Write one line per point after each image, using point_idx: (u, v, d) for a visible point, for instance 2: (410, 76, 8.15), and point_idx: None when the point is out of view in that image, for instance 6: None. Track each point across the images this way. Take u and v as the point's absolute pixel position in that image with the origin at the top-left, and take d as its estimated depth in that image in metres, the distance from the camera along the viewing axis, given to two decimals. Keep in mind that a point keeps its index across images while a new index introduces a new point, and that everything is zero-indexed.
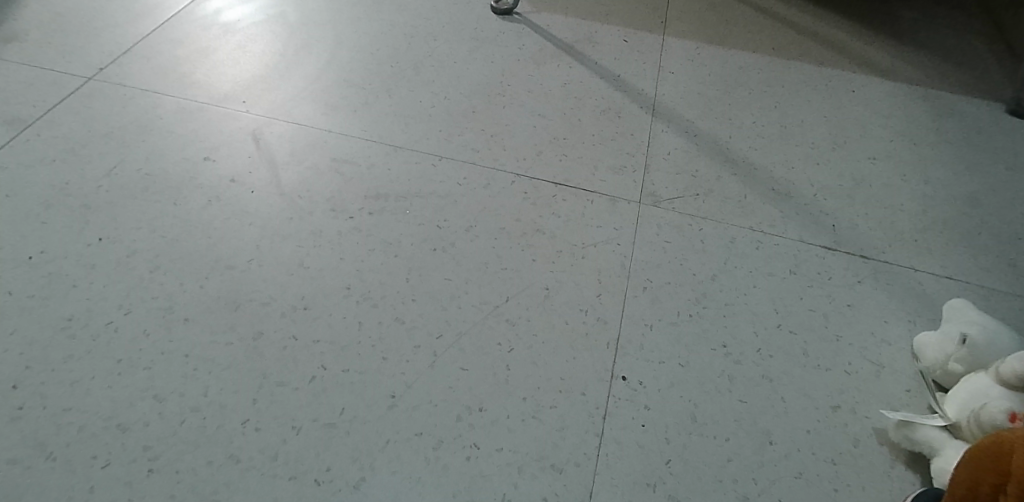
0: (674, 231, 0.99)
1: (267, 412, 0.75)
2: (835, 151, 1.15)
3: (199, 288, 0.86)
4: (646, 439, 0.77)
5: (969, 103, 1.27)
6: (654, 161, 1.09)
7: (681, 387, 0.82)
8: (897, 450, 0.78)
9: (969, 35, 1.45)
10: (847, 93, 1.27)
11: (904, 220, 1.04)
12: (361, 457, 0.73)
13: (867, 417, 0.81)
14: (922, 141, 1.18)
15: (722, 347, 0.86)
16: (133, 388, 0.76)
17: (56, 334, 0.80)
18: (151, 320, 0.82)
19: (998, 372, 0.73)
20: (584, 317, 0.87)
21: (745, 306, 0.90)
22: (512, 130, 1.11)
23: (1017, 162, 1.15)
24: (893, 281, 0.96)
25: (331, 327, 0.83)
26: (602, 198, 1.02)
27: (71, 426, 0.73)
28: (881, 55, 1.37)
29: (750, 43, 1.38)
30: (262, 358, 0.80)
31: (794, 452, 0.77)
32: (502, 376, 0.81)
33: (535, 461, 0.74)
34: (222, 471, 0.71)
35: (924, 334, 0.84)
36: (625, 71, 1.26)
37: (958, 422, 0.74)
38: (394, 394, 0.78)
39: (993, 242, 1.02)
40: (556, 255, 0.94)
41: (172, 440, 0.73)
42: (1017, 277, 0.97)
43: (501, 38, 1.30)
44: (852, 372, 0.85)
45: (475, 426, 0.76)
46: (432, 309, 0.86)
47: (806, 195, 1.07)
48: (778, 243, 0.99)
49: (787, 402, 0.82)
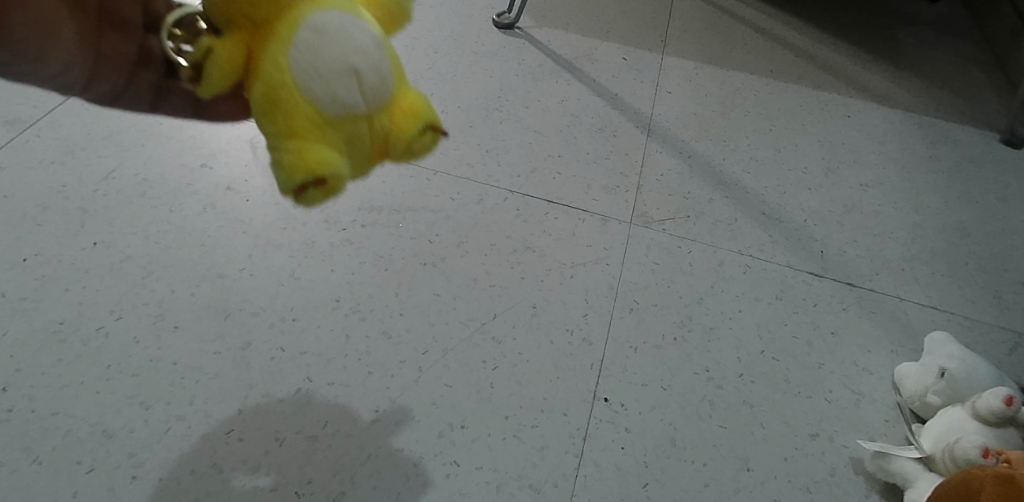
0: (663, 252, 1.00)
1: (252, 423, 0.77)
2: (826, 177, 1.16)
3: (190, 295, 0.87)
4: (625, 461, 0.78)
5: (963, 131, 1.28)
6: (647, 181, 1.10)
7: (662, 411, 0.83)
8: (871, 479, 0.80)
9: (968, 62, 1.46)
10: (842, 118, 1.28)
11: (892, 249, 1.06)
12: (342, 471, 0.75)
13: (845, 446, 0.83)
14: (915, 168, 1.20)
15: (704, 371, 0.87)
16: (120, 394, 0.77)
17: (47, 338, 0.81)
18: (142, 326, 0.83)
19: (975, 407, 0.75)
20: (569, 336, 0.88)
21: (730, 330, 0.92)
22: (507, 147, 1.12)
23: (1008, 193, 1.17)
24: (877, 310, 0.97)
25: (319, 339, 0.84)
26: (593, 217, 1.03)
27: (58, 430, 0.74)
28: (878, 81, 1.38)
29: (749, 64, 1.39)
30: (249, 368, 0.81)
31: (770, 479, 0.79)
32: (485, 394, 0.82)
33: (514, 480, 0.76)
34: (205, 480, 0.72)
35: (904, 366, 0.86)
36: (622, 90, 1.27)
37: (933, 455, 0.76)
38: (378, 408, 0.79)
39: (979, 272, 1.04)
40: (545, 273, 0.95)
41: (158, 448, 0.74)
42: (1000, 309, 0.99)
43: (501, 53, 1.31)
44: (832, 401, 0.86)
45: (456, 443, 0.78)
46: (420, 324, 0.87)
47: (796, 221, 1.08)
48: (766, 268, 1.00)
49: (766, 428, 0.83)
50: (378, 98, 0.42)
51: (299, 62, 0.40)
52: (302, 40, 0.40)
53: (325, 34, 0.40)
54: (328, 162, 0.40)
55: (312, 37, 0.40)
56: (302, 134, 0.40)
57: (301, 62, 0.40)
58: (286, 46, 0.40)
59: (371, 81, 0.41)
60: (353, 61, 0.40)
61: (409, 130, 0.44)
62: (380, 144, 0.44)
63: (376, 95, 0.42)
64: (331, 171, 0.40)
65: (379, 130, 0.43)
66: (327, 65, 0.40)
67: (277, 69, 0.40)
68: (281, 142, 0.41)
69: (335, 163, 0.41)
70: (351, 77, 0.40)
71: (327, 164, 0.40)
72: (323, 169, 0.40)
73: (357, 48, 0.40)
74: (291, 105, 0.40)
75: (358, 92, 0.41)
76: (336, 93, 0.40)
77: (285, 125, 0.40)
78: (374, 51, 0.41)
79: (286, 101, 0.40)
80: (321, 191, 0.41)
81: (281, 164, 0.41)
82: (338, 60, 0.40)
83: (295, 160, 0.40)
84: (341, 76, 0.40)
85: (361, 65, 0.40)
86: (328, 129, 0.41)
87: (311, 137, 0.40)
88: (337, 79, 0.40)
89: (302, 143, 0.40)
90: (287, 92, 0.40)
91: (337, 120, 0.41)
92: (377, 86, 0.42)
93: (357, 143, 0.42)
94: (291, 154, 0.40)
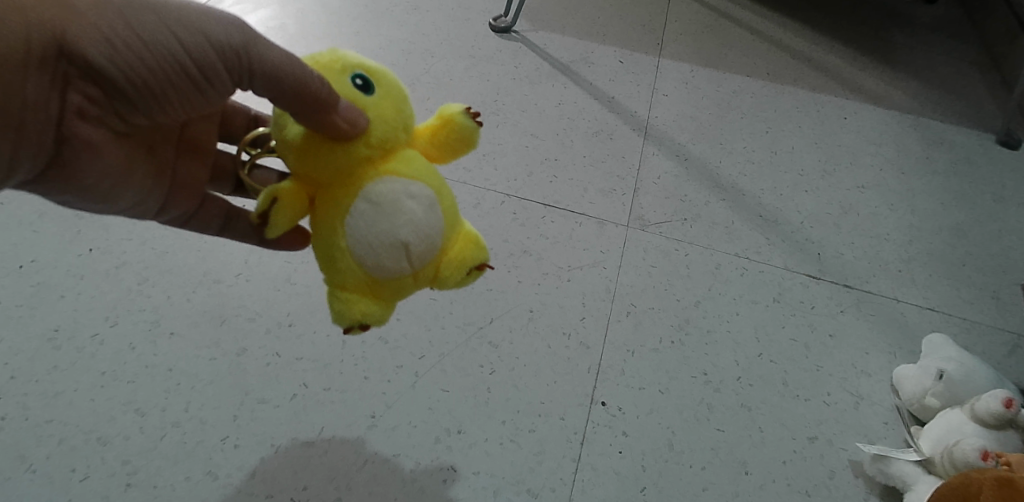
0: (660, 255, 0.99)
1: (247, 429, 0.77)
2: (823, 179, 1.16)
3: (186, 301, 0.86)
4: (623, 466, 0.78)
5: (959, 132, 1.28)
6: (643, 185, 1.10)
7: (660, 414, 0.83)
8: (870, 482, 0.80)
9: (964, 64, 1.46)
10: (839, 120, 1.28)
11: (890, 250, 1.05)
12: (338, 477, 0.74)
13: (844, 449, 0.82)
14: (911, 170, 1.19)
15: (702, 374, 0.87)
16: (115, 402, 0.77)
17: (41, 345, 0.80)
18: (138, 333, 0.83)
19: (974, 410, 0.75)
20: (567, 340, 0.88)
21: (728, 334, 0.91)
22: (504, 151, 1.12)
23: (1004, 194, 1.17)
24: (875, 312, 0.96)
25: (315, 344, 0.84)
26: (590, 220, 1.03)
27: (52, 438, 0.74)
28: (875, 83, 1.38)
29: (745, 67, 1.39)
30: (244, 374, 0.81)
31: (768, 483, 0.79)
32: (482, 399, 0.82)
33: (511, 485, 0.76)
34: (200, 487, 0.72)
35: (903, 368, 0.86)
36: (619, 93, 1.27)
37: (932, 457, 0.76)
38: (375, 414, 0.79)
39: (976, 273, 1.04)
40: (541, 277, 0.94)
41: (153, 455, 0.74)
42: (998, 309, 0.99)
43: (498, 57, 1.31)
44: (831, 404, 0.86)
45: (453, 449, 0.78)
46: (416, 329, 0.87)
47: (793, 223, 1.07)
48: (763, 270, 1.00)
49: (765, 431, 0.83)
50: (423, 259, 0.47)
51: (351, 231, 0.46)
52: (354, 211, 0.45)
53: (376, 208, 0.45)
54: (372, 315, 0.47)
55: (367, 209, 0.45)
56: (350, 289, 0.47)
57: (353, 232, 0.45)
58: (344, 212, 0.46)
59: (418, 249, 0.46)
60: (398, 235, 0.45)
61: (453, 279, 0.49)
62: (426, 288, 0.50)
63: (421, 259, 0.46)
64: (374, 321, 0.48)
65: (424, 280, 0.48)
66: (378, 238, 0.45)
67: (332, 233, 0.46)
68: (334, 291, 0.48)
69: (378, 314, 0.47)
70: (399, 249, 0.45)
71: (371, 316, 0.47)
72: (367, 318, 0.47)
73: (406, 222, 0.45)
74: (343, 265, 0.46)
75: (402, 260, 0.46)
76: (381, 262, 0.46)
77: (338, 280, 0.47)
78: (422, 219, 0.46)
79: (339, 262, 0.46)
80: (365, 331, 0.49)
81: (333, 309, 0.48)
82: (387, 234, 0.45)
83: (343, 310, 0.47)
84: (390, 248, 0.45)
85: (407, 238, 0.45)
86: (375, 287, 0.47)
87: (360, 292, 0.47)
88: (383, 250, 0.45)
89: (351, 297, 0.47)
90: (339, 254, 0.46)
91: (382, 280, 0.47)
92: (424, 252, 0.46)
93: (402, 293, 0.48)
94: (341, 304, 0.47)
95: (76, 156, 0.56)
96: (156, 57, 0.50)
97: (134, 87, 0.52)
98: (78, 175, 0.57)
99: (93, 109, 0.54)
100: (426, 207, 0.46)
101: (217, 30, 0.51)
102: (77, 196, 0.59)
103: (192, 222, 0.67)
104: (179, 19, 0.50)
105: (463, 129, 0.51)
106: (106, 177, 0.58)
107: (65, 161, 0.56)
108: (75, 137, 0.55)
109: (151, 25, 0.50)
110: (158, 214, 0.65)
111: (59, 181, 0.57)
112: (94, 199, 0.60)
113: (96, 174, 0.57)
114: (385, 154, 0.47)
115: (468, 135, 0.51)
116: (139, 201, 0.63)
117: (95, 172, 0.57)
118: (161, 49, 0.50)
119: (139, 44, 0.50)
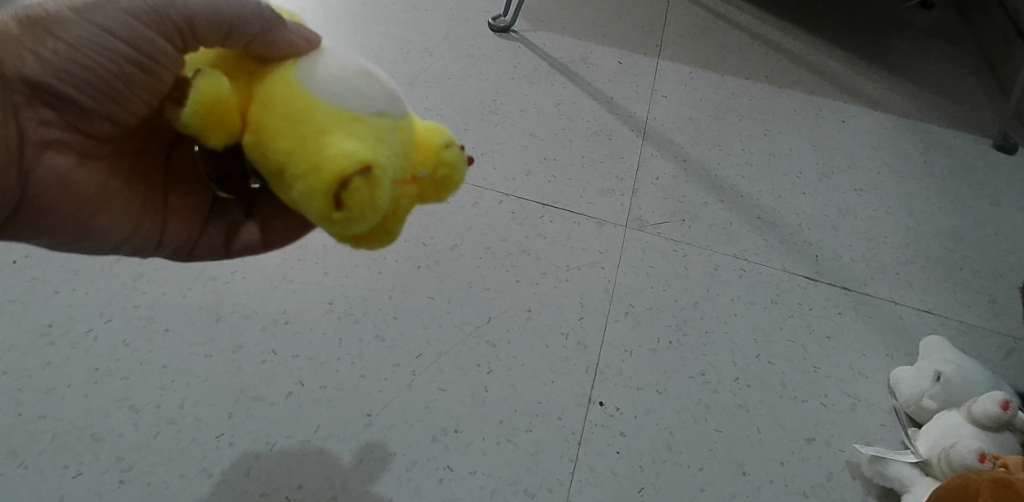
0: (658, 256, 0.99)
1: (243, 426, 0.76)
2: (822, 182, 1.16)
3: (181, 298, 0.86)
4: (620, 466, 0.78)
5: (957, 137, 1.28)
6: (642, 185, 1.10)
7: (657, 414, 0.82)
8: (867, 484, 0.80)
9: (961, 69, 1.47)
10: (837, 123, 1.28)
11: (887, 253, 1.06)
12: (334, 476, 0.74)
13: (841, 450, 0.82)
14: (909, 173, 1.20)
15: (700, 374, 0.87)
16: (109, 398, 0.76)
17: (34, 341, 0.80)
18: (132, 330, 0.82)
19: (971, 412, 0.75)
20: (564, 340, 0.87)
21: (725, 335, 0.91)
22: (502, 150, 1.12)
23: (1001, 198, 1.17)
24: (872, 314, 0.96)
25: (311, 342, 0.84)
26: (589, 220, 1.02)
27: (45, 434, 0.73)
28: (873, 86, 1.39)
29: (744, 69, 1.39)
30: (240, 371, 0.80)
31: (766, 484, 0.79)
32: (479, 398, 0.81)
33: (508, 485, 0.75)
34: (194, 485, 0.72)
35: (900, 369, 0.86)
36: (617, 94, 1.27)
37: (929, 459, 0.76)
38: (371, 412, 0.79)
39: (973, 277, 1.04)
40: (539, 276, 0.94)
41: (146, 453, 0.73)
42: (995, 313, 0.99)
43: (496, 56, 1.30)
44: (828, 405, 0.86)
45: (450, 448, 0.77)
46: (413, 328, 0.86)
47: (790, 225, 1.07)
48: (761, 272, 1.00)
49: (763, 433, 0.83)
50: (399, 105, 0.43)
51: (311, 74, 0.41)
52: (309, 62, 0.42)
53: (332, 56, 0.43)
54: (366, 150, 0.38)
55: (323, 59, 0.42)
56: (329, 131, 0.38)
57: (315, 75, 0.41)
58: (296, 68, 0.42)
59: (387, 86, 0.42)
60: (365, 68, 0.42)
61: (435, 136, 0.44)
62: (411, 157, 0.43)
63: (396, 100, 0.42)
64: (373, 157, 0.38)
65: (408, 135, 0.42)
66: (344, 73, 0.41)
67: (290, 86, 0.40)
68: (307, 147, 0.38)
69: (369, 149, 0.38)
70: (369, 80, 0.41)
71: (360, 150, 0.38)
72: (359, 154, 0.38)
73: (365, 63, 0.43)
74: (313, 109, 0.39)
75: (379, 91, 0.41)
76: (359, 92, 0.40)
77: (311, 133, 0.38)
78: (380, 70, 0.44)
79: (308, 109, 0.39)
80: (363, 182, 0.38)
81: (317, 168, 0.38)
82: (354, 69, 0.42)
83: (326, 151, 0.38)
84: (360, 79, 0.41)
85: (374, 72, 0.43)
86: (358, 125, 0.39)
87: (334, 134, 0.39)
88: (356, 79, 0.41)
89: (334, 139, 0.38)
90: (307, 100, 0.40)
91: (365, 117, 0.40)
92: (394, 94, 0.43)
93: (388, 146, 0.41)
94: (329, 151, 0.38)
95: (49, 192, 0.53)
96: (89, 54, 0.48)
97: (73, 86, 0.50)
98: (53, 210, 0.54)
99: (51, 134, 0.52)
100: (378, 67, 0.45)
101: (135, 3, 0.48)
102: (63, 237, 0.56)
103: (198, 249, 0.62)
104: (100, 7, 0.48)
105: None
106: (86, 207, 0.55)
107: (36, 195, 0.53)
108: (41, 168, 0.52)
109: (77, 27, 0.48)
110: (160, 248, 0.60)
111: (38, 225, 0.54)
112: (82, 238, 0.56)
113: (72, 204, 0.54)
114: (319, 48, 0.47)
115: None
116: (132, 235, 0.58)
117: (70, 200, 0.54)
118: (95, 46, 0.48)
119: (66, 45, 0.48)
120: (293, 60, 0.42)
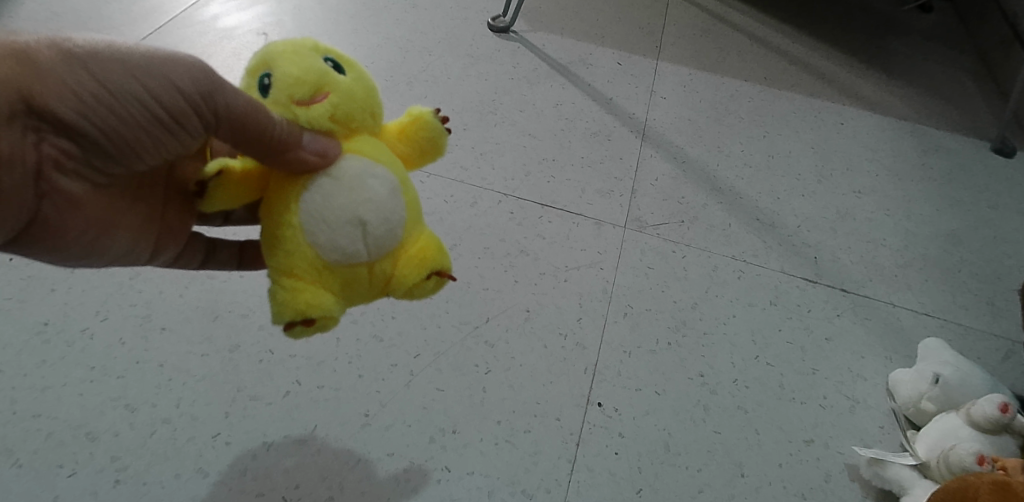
0: (657, 257, 0.99)
1: (239, 426, 0.76)
2: (820, 184, 1.16)
3: (178, 297, 0.85)
4: (618, 467, 0.78)
5: (955, 140, 1.28)
6: (641, 187, 1.10)
7: (656, 416, 0.82)
8: (866, 486, 0.80)
9: (960, 72, 1.47)
10: (836, 125, 1.28)
11: (885, 255, 1.06)
12: (331, 476, 0.73)
13: (840, 452, 0.82)
14: (908, 176, 1.20)
15: (699, 376, 0.87)
16: (105, 397, 0.76)
17: (30, 338, 0.79)
18: (129, 329, 0.82)
19: (970, 414, 0.75)
20: (563, 340, 0.87)
21: (724, 336, 0.91)
22: (501, 150, 1.12)
23: (999, 201, 1.17)
24: (871, 316, 0.96)
25: (309, 342, 0.83)
26: (588, 221, 1.02)
27: (39, 433, 0.72)
28: (871, 89, 1.39)
29: (743, 71, 1.39)
30: (236, 370, 0.80)
31: (764, 486, 0.79)
32: (477, 398, 0.81)
33: (506, 486, 0.75)
34: (190, 485, 0.71)
35: (898, 372, 0.86)
36: (616, 94, 1.27)
37: (928, 462, 0.76)
38: (368, 413, 0.78)
39: (972, 280, 1.04)
40: (538, 277, 0.94)
41: (142, 452, 0.72)
42: (993, 316, 0.99)
43: (495, 56, 1.30)
44: (827, 407, 0.86)
45: (447, 448, 0.77)
46: (411, 328, 0.86)
47: (789, 227, 1.07)
48: (759, 273, 0.99)
49: (762, 435, 0.82)
50: (382, 248, 0.48)
51: (309, 206, 0.47)
52: (315, 187, 0.47)
53: (340, 185, 0.46)
54: (319, 304, 0.47)
55: (329, 187, 0.47)
56: (299, 275, 0.47)
57: (311, 210, 0.46)
58: (302, 190, 0.47)
59: (374, 230, 0.46)
60: (360, 214, 0.46)
61: (412, 278, 0.49)
62: (379, 285, 0.50)
63: (379, 246, 0.47)
64: (321, 312, 0.47)
65: (381, 273, 0.49)
66: (335, 216, 0.46)
67: (291, 211, 0.47)
68: (282, 279, 0.47)
69: (323, 305, 0.47)
70: (355, 229, 0.46)
71: (315, 306, 0.47)
72: (312, 309, 0.46)
73: (369, 198, 0.46)
74: (295, 248, 0.47)
75: (361, 243, 0.46)
76: (338, 245, 0.46)
77: (287, 269, 0.47)
78: (384, 203, 0.47)
79: (293, 247, 0.47)
80: (307, 327, 0.47)
81: (277, 302, 0.47)
82: (348, 213, 0.46)
83: (291, 296, 0.47)
84: (346, 228, 0.46)
85: (368, 214, 0.46)
86: (327, 272, 0.47)
87: (306, 278, 0.47)
88: (342, 227, 0.46)
89: (300, 284, 0.47)
90: (294, 235, 0.47)
91: (334, 265, 0.47)
92: (380, 238, 0.47)
93: (353, 285, 0.49)
94: (290, 295, 0.47)
95: (57, 212, 0.55)
96: (127, 107, 0.50)
97: (102, 131, 0.50)
98: (57, 228, 0.55)
99: (69, 162, 0.53)
100: (388, 190, 0.48)
101: (183, 77, 0.50)
102: (59, 252, 0.58)
103: (180, 259, 0.66)
104: (147, 66, 0.49)
105: (426, 133, 0.53)
106: (90, 228, 0.57)
107: (49, 216, 0.55)
108: (55, 193, 0.54)
109: (120, 79, 0.49)
110: (150, 259, 0.63)
111: (40, 240, 0.56)
112: (77, 253, 0.58)
113: (77, 224, 0.56)
114: (353, 134, 0.49)
115: (437, 134, 0.54)
116: (128, 251, 0.60)
117: (78, 222, 0.56)
118: (133, 101, 0.50)
119: (106, 93, 0.49)
120: (308, 175, 0.47)
